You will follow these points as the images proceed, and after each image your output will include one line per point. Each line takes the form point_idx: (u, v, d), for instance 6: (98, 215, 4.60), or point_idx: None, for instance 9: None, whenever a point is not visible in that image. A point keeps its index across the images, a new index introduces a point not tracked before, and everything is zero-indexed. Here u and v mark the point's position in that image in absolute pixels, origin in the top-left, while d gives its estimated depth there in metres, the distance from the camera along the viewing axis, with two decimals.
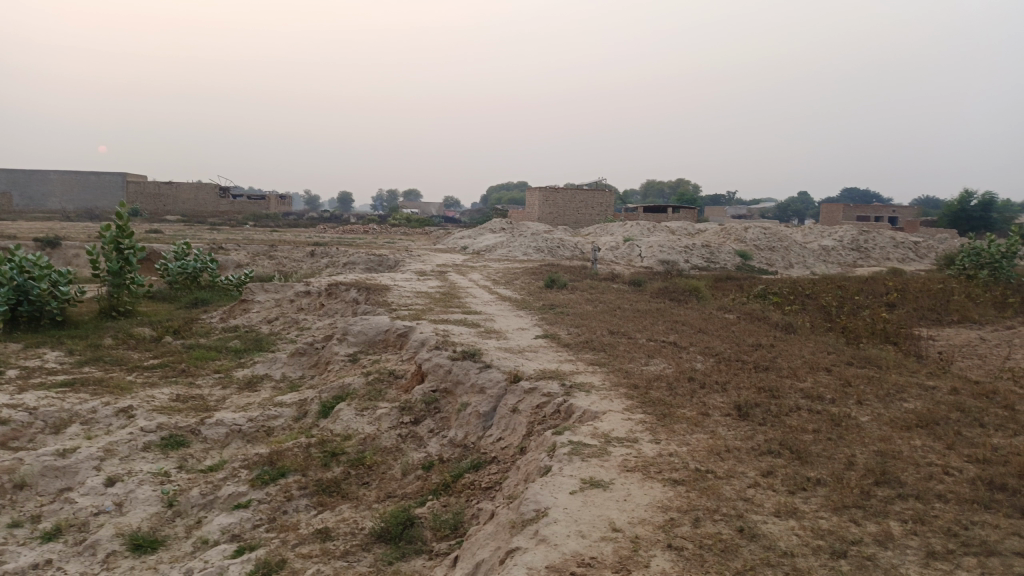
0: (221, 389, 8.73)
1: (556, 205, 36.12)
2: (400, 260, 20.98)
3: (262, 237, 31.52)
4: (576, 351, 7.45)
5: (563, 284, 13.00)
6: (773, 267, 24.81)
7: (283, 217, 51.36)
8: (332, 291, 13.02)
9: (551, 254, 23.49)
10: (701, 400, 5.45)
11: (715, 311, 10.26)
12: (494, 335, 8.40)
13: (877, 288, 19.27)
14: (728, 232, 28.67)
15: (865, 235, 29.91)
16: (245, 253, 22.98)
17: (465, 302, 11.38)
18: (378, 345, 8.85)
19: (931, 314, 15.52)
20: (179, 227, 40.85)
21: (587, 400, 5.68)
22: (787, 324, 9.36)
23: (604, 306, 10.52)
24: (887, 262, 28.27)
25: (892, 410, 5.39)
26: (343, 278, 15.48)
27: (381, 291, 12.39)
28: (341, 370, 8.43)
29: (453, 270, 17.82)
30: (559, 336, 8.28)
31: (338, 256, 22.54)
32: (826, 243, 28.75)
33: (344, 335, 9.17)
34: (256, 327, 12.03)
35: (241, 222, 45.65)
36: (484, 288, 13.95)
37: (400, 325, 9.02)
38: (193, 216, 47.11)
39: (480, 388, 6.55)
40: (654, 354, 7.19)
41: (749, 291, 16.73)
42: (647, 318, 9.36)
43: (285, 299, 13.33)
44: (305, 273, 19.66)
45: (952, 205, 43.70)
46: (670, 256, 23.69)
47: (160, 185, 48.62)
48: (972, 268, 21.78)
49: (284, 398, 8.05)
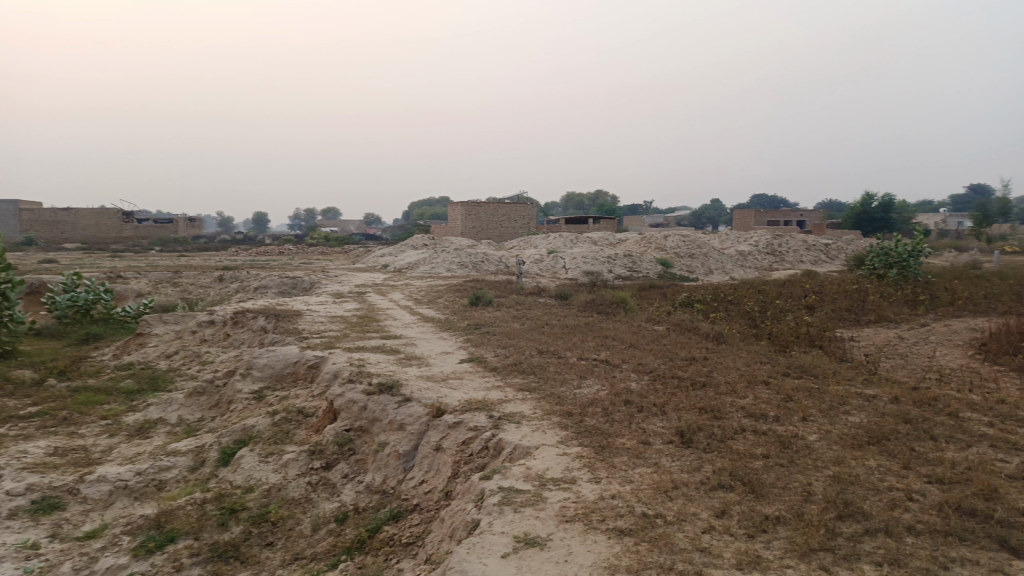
0: (107, 439, 7.76)
1: (478, 220, 35.66)
2: (317, 282, 20.00)
3: (169, 263, 29.81)
4: (503, 376, 6.91)
5: (487, 301, 12.47)
6: (694, 273, 25.03)
7: (193, 241, 49.01)
8: (239, 320, 12.07)
9: (474, 269, 22.97)
10: (639, 426, 5.00)
11: (644, 324, 9.92)
12: (414, 361, 7.77)
13: (795, 291, 19.59)
14: (649, 241, 28.87)
15: (779, 239, 30.71)
16: (147, 281, 21.48)
17: (383, 325, 10.71)
18: (287, 380, 8.08)
19: (849, 315, 15.80)
20: (78, 256, 38.31)
21: (517, 432, 5.14)
22: (718, 334, 9.10)
23: (530, 323, 10.04)
24: (801, 264, 29.05)
25: (839, 425, 5.07)
26: (252, 304, 14.48)
27: (292, 318, 11.54)
28: (244, 410, 7.62)
29: (372, 291, 17.04)
30: (484, 360, 7.72)
31: (249, 280, 21.31)
32: (743, 249, 29.31)
33: (248, 369, 8.35)
34: (152, 364, 10.98)
35: (147, 248, 43.25)
36: (404, 308, 13.27)
37: (310, 356, 8.27)
38: (94, 242, 44.32)
39: (399, 425, 5.91)
40: (586, 374, 6.72)
41: (674, 299, 16.64)
42: (576, 335, 8.92)
43: (186, 331, 12.29)
44: (214, 300, 18.43)
45: (854, 208, 45.66)
46: (594, 267, 23.56)
47: (57, 212, 45.64)
48: (881, 267, 22.50)
49: (179, 446, 7.18)
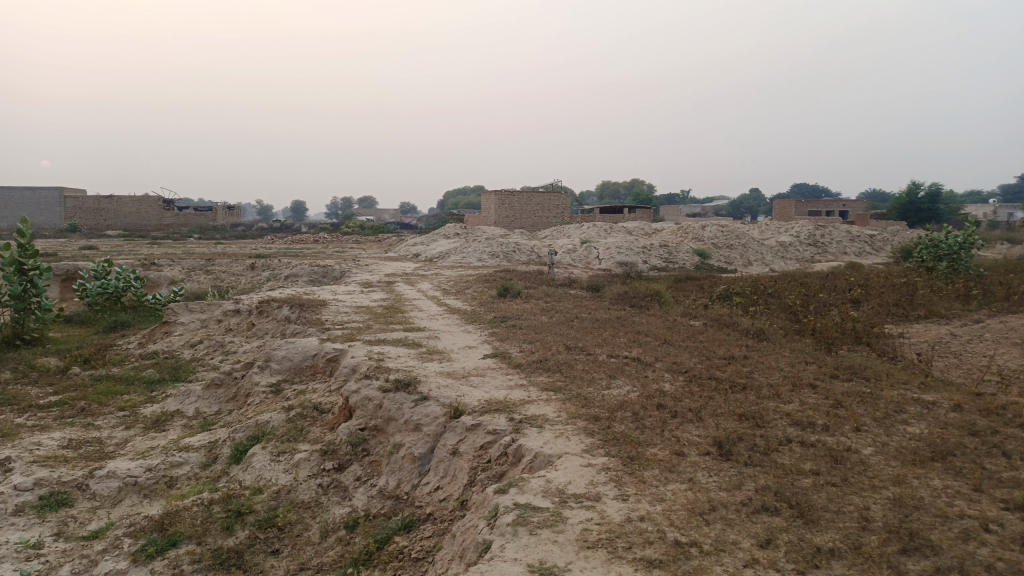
0: (123, 431, 7.57)
1: (511, 209, 35.25)
2: (346, 271, 19.83)
3: (205, 250, 29.99)
4: (527, 374, 6.50)
5: (516, 292, 12.06)
6: (732, 265, 24.30)
7: (231, 228, 49.54)
8: (264, 309, 11.87)
9: (506, 259, 22.57)
10: (673, 435, 4.56)
11: (679, 318, 9.43)
12: (436, 356, 7.40)
13: (839, 284, 18.81)
14: (686, 231, 28.15)
15: (821, 230, 29.70)
16: (180, 269, 21.54)
17: (408, 317, 10.38)
18: (305, 373, 7.80)
19: (896, 310, 15.03)
20: (119, 243, 38.94)
21: (539, 438, 4.75)
22: (758, 330, 8.56)
23: (559, 316, 9.62)
24: (845, 256, 28.07)
25: (896, 437, 4.56)
26: (279, 293, 14.31)
27: (316, 308, 11.30)
28: (260, 404, 7.37)
29: (401, 280, 16.78)
30: (509, 355, 7.32)
31: (280, 268, 21.24)
32: (783, 239, 28.42)
33: (266, 362, 8.08)
34: (175, 353, 10.82)
35: (185, 235, 43.79)
36: (432, 298, 12.94)
37: (329, 348, 7.97)
38: (136, 229, 45.05)
39: (415, 425, 5.55)
40: (616, 373, 6.29)
41: (710, 292, 16.07)
42: (607, 330, 8.47)
43: (211, 319, 12.13)
44: (244, 289, 18.38)
45: (900, 198, 44.14)
46: (629, 258, 23.00)
47: (100, 199, 46.48)
48: (930, 260, 21.51)
49: (192, 441, 6.95)
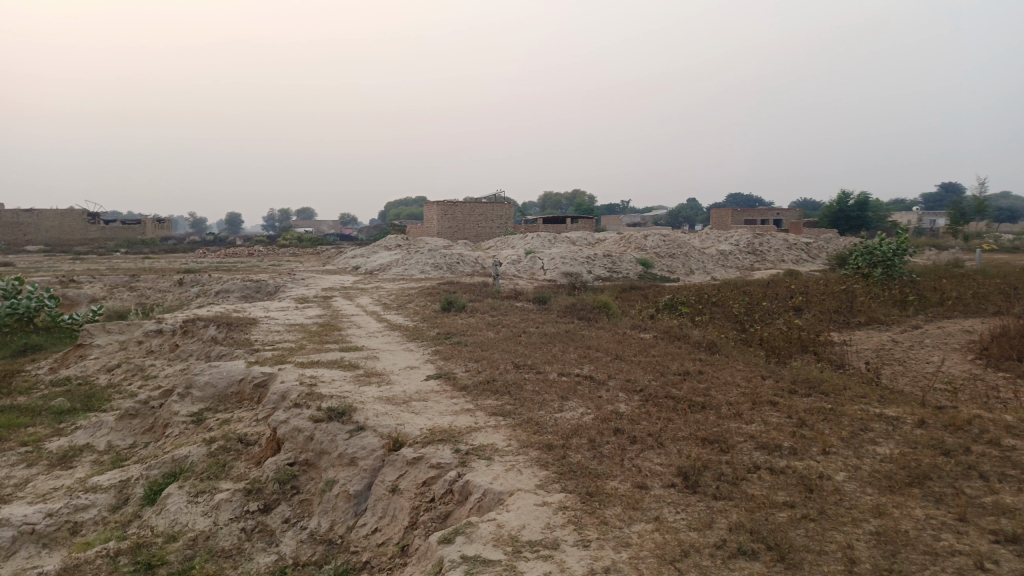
0: (23, 469, 6.72)
1: (454, 220, 34.75)
2: (282, 286, 18.98)
3: (131, 266, 28.51)
4: (473, 397, 6.04)
5: (459, 306, 11.59)
6: (675, 274, 24.35)
7: (161, 242, 47.56)
8: (189, 330, 11.08)
9: (449, 270, 22.07)
10: (633, 464, 4.18)
11: (629, 331, 9.13)
12: (374, 378, 6.87)
13: (781, 292, 18.96)
14: (629, 241, 28.17)
15: (760, 238, 30.18)
16: (102, 286, 20.28)
17: (345, 335, 9.80)
18: (230, 400, 7.16)
19: (838, 317, 15.16)
20: (38, 259, 36.80)
21: (488, 472, 4.29)
22: (710, 343, 8.32)
23: (505, 331, 9.19)
24: (783, 263, 28.55)
25: (867, 460, 4.28)
26: (207, 311, 13.48)
27: (247, 327, 10.59)
28: (180, 437, 6.70)
29: (339, 295, 16.12)
30: (453, 376, 6.85)
31: (211, 284, 20.22)
32: (724, 248, 28.74)
33: (187, 389, 7.40)
34: (90, 379, 9.94)
35: (111, 250, 41.75)
36: (371, 314, 12.36)
37: (257, 372, 7.35)
38: (58, 244, 42.74)
39: (350, 459, 5.02)
40: (568, 393, 5.89)
41: (656, 302, 15.93)
42: (555, 345, 8.08)
43: (131, 341, 11.25)
44: (172, 306, 17.37)
45: (831, 206, 45.43)
46: (573, 268, 22.80)
47: (18, 213, 43.96)
48: (866, 267, 21.95)
49: (101, 480, 6.22)
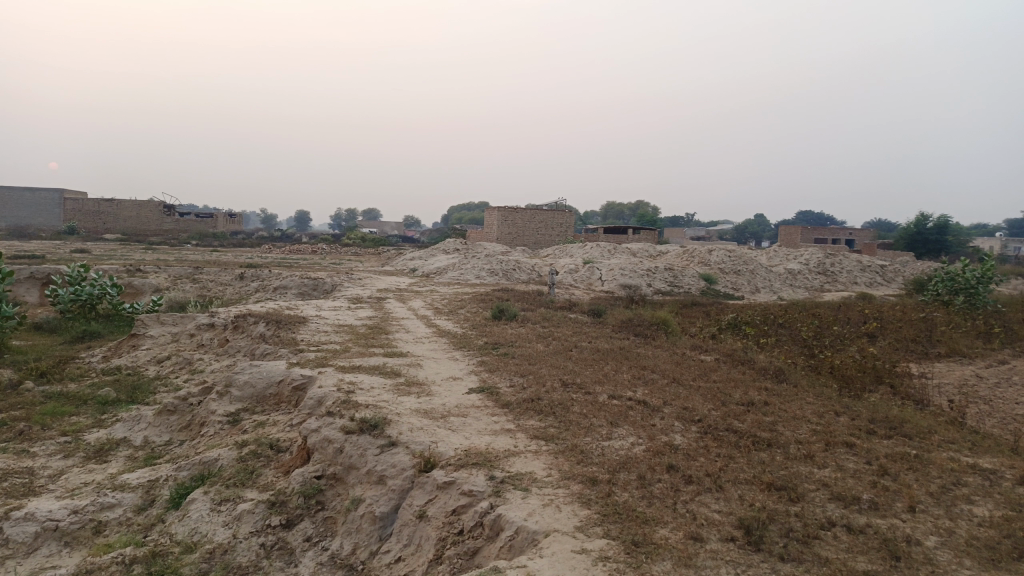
0: (59, 460, 6.61)
1: (514, 226, 34.47)
2: (338, 285, 18.98)
3: (199, 258, 29.20)
4: (516, 415, 5.64)
5: (511, 315, 11.21)
6: (739, 291, 23.44)
7: (230, 236, 48.83)
8: (239, 325, 11.02)
9: (506, 276, 21.75)
10: (687, 510, 3.69)
11: (688, 352, 8.58)
12: (414, 388, 6.52)
13: (853, 317, 17.94)
14: (692, 255, 27.35)
15: (831, 258, 28.88)
16: (166, 276, 20.72)
17: (391, 339, 9.54)
18: (267, 402, 6.94)
19: (914, 346, 14.17)
20: (113, 247, 38.20)
21: (523, 506, 3.86)
22: (776, 369, 7.71)
23: (556, 344, 8.75)
24: (855, 286, 27.21)
25: (963, 523, 3.69)
26: (260, 307, 13.48)
27: (295, 325, 10.45)
28: (214, 438, 6.50)
29: (393, 297, 15.96)
30: (497, 391, 6.44)
31: (270, 280, 20.42)
32: (792, 267, 27.60)
33: (226, 387, 7.21)
34: (139, 370, 9.95)
35: (183, 242, 43.04)
36: (422, 318, 12.10)
37: (296, 374, 7.10)
38: (134, 234, 44.30)
39: (378, 477, 4.67)
40: (618, 419, 5.42)
41: (717, 320, 15.24)
42: (608, 363, 7.62)
43: (183, 333, 11.26)
44: (230, 300, 17.54)
45: (908, 228, 43.32)
46: (632, 280, 22.20)
47: (99, 203, 45.81)
48: (946, 294, 20.63)
49: (131, 478, 6.06)
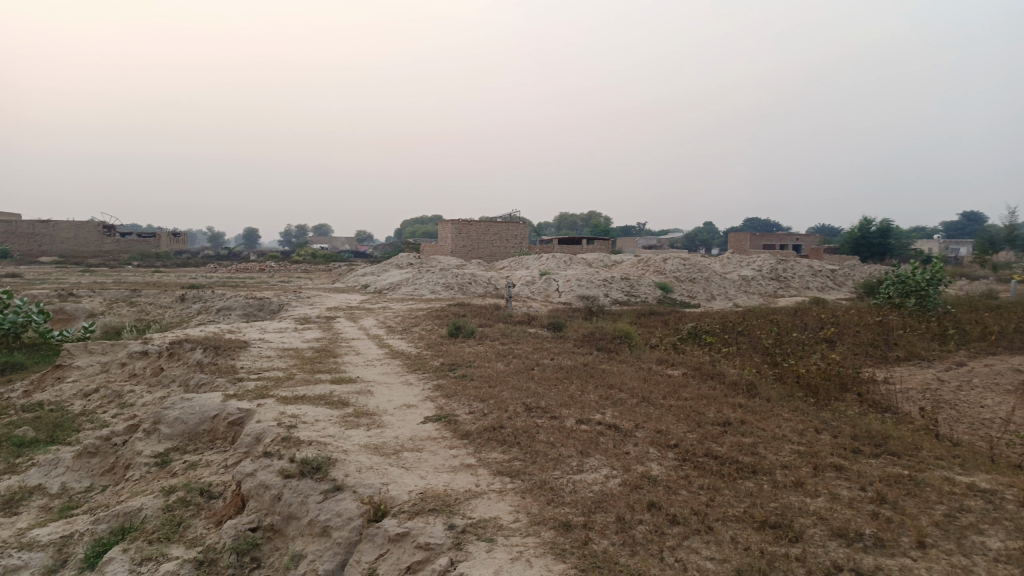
0: None
1: (468, 238, 33.98)
2: (285, 304, 18.17)
3: (139, 279, 27.89)
4: (477, 448, 5.13)
5: (467, 331, 10.69)
6: (696, 299, 23.34)
7: (174, 256, 47.17)
8: (175, 352, 10.23)
9: (461, 290, 21.21)
10: (677, 561, 3.23)
11: (655, 367, 8.19)
12: (364, 420, 5.95)
13: (810, 322, 17.92)
14: (647, 264, 27.25)
15: (783, 264, 29.11)
16: (102, 300, 19.57)
17: (341, 362, 8.94)
18: (200, 440, 6.29)
19: (874, 351, 14.11)
20: (49, 270, 36.42)
21: (488, 563, 3.35)
22: (747, 383, 7.36)
23: (517, 363, 8.26)
24: (808, 290, 27.45)
25: (979, 559, 3.31)
26: (200, 331, 12.68)
27: (236, 350, 9.74)
28: (139, 484, 5.81)
29: (343, 315, 15.26)
30: (455, 419, 5.92)
31: (214, 301, 19.48)
32: (746, 273, 27.73)
33: (155, 425, 6.52)
34: (63, 406, 9.10)
35: (124, 263, 41.36)
36: (374, 338, 11.48)
37: (232, 407, 6.46)
38: (72, 256, 42.39)
39: (322, 529, 4.10)
40: (589, 448, 4.95)
41: (678, 330, 14.95)
42: (572, 382, 7.16)
43: (114, 363, 10.42)
44: (170, 324, 16.59)
45: (853, 232, 44.24)
46: (590, 291, 21.90)
47: (34, 224, 43.72)
48: (898, 297, 20.82)
49: (42, 534, 5.29)
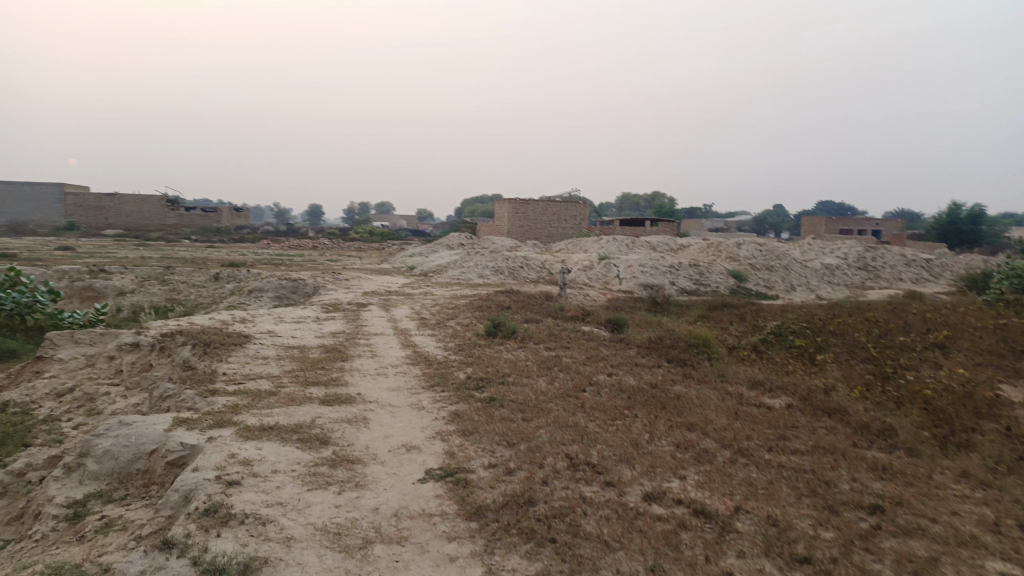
0: None
1: (525, 218, 32.12)
2: (321, 287, 16.71)
3: (187, 255, 27.03)
4: (490, 545, 3.32)
5: (508, 330, 8.88)
6: (773, 289, 20.92)
7: (233, 231, 46.78)
8: (166, 346, 8.74)
9: (511, 275, 19.37)
10: None
11: (746, 393, 6.20)
12: (339, 474, 4.23)
13: (911, 321, 15.42)
14: (719, 249, 24.85)
15: (871, 252, 26.22)
16: (133, 277, 18.48)
17: (347, 368, 7.25)
18: (132, 484, 4.68)
19: (1000, 362, 11.63)
20: (108, 244, 36.18)
21: None
22: (881, 426, 5.32)
23: (564, 380, 6.40)
24: (899, 282, 24.58)
25: None
26: (211, 318, 11.26)
27: (231, 348, 8.17)
28: (35, 550, 4.17)
29: (377, 303, 13.65)
30: (468, 479, 4.13)
31: (248, 281, 18.20)
32: (829, 262, 25.02)
33: (79, 460, 4.93)
34: (28, 408, 7.60)
35: (182, 237, 41.07)
36: (400, 333, 9.80)
37: (175, 441, 4.82)
38: (135, 230, 42.30)
39: None
40: (669, 564, 3.08)
41: (759, 327, 12.80)
42: (637, 418, 5.27)
43: (100, 356, 9.01)
44: (196, 307, 15.36)
45: (940, 218, 40.42)
46: (655, 279, 19.79)
47: (101, 196, 43.74)
48: (1013, 293, 17.95)
49: None
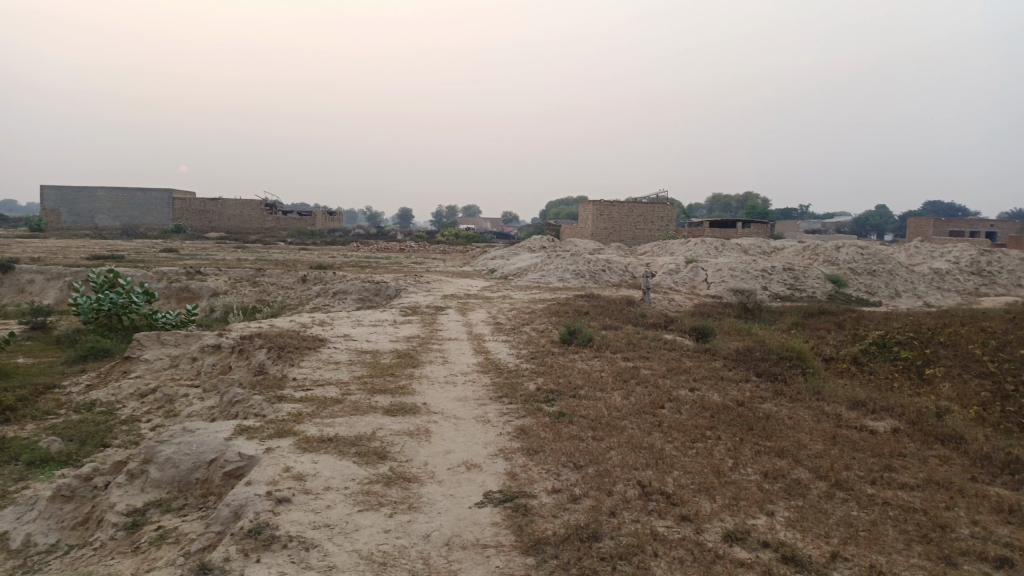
0: None
1: (610, 220, 31.60)
2: (402, 290, 16.78)
3: (279, 258, 27.86)
4: None
5: (585, 338, 8.48)
6: (875, 296, 19.57)
7: (326, 234, 48.21)
8: (244, 349, 8.82)
9: (593, 278, 18.91)
10: None
11: (846, 415, 5.59)
12: (393, 493, 3.99)
13: None
14: (815, 252, 23.53)
15: (986, 256, 24.21)
16: (227, 279, 19.13)
17: (416, 375, 7.06)
18: (191, 494, 4.60)
19: None
20: (210, 247, 37.94)
21: None
22: (1007, 456, 4.63)
23: (641, 395, 5.97)
24: (1019, 289, 22.55)
25: None
26: (292, 321, 11.40)
27: (304, 352, 8.15)
28: (92, 558, 4.11)
29: (455, 306, 13.52)
30: (529, 505, 3.79)
31: (333, 283, 18.51)
32: (939, 266, 23.25)
33: (142, 467, 4.89)
34: (113, 408, 7.79)
35: (278, 240, 42.62)
36: (475, 339, 9.57)
37: (233, 451, 4.72)
38: (236, 233, 44.17)
39: None
40: None
41: (859, 337, 11.87)
42: (720, 441, 4.79)
43: (184, 357, 9.22)
44: (282, 309, 15.71)
45: None
46: (745, 283, 18.88)
47: (205, 201, 45.99)
48: None
49: None
